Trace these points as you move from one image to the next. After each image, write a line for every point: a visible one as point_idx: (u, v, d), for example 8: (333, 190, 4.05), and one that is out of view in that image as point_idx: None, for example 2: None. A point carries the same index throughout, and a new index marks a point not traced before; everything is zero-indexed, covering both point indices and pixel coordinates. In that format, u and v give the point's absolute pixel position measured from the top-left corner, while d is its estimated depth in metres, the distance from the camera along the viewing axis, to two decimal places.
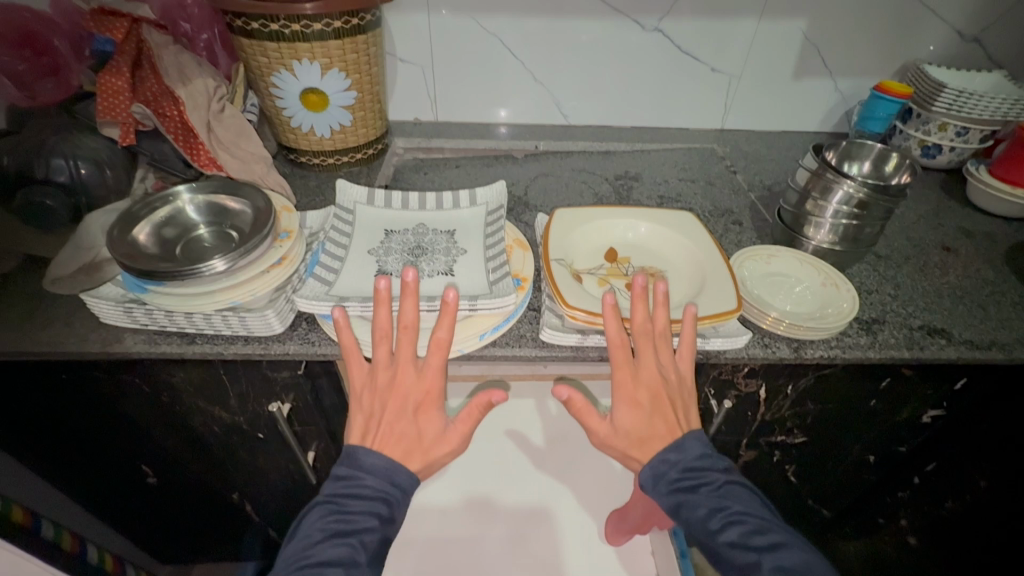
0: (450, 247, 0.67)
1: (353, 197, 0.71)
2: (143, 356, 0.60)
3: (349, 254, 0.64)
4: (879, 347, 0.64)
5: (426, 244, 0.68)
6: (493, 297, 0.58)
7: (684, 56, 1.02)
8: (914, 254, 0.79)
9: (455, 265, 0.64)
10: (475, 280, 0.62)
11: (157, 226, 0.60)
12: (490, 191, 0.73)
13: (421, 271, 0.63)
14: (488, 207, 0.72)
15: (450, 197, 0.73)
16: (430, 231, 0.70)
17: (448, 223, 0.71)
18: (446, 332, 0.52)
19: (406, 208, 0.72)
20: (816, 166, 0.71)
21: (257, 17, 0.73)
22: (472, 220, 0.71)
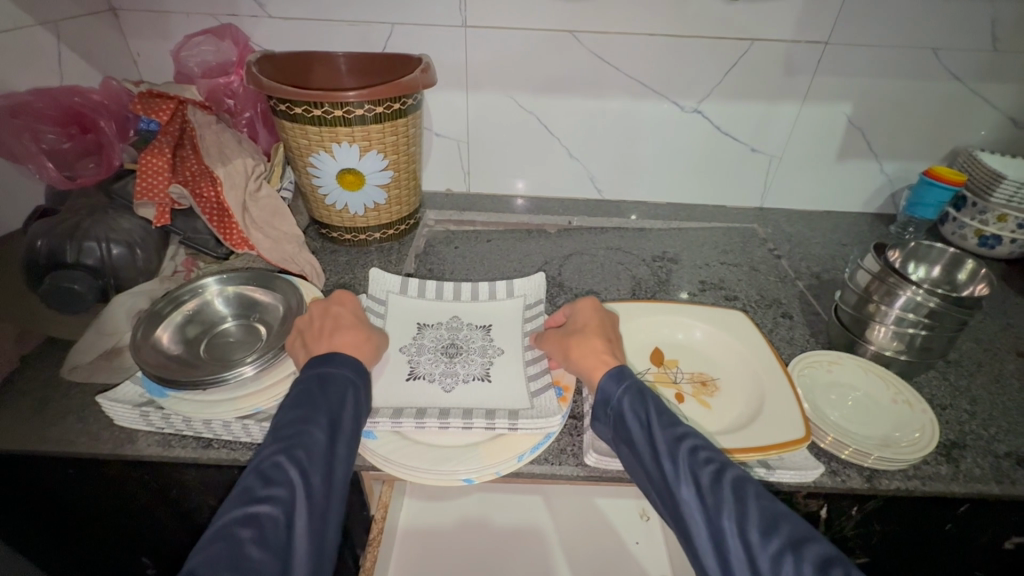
0: (485, 343, 0.64)
1: (386, 286, 0.69)
2: (156, 459, 0.56)
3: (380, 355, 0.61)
4: (963, 479, 0.57)
5: (461, 339, 0.65)
6: (532, 410, 0.55)
7: (723, 136, 1.00)
8: (987, 360, 0.73)
9: (491, 369, 0.61)
10: (515, 388, 0.58)
11: (182, 323, 0.57)
12: (529, 283, 0.70)
13: (457, 374, 0.60)
14: (526, 300, 0.69)
15: (485, 286, 0.71)
16: (464, 324, 0.67)
17: (484, 315, 0.68)
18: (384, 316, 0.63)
19: (440, 298, 0.70)
20: (879, 270, 0.66)
21: (300, 103, 0.73)
22: (509, 313, 0.68)
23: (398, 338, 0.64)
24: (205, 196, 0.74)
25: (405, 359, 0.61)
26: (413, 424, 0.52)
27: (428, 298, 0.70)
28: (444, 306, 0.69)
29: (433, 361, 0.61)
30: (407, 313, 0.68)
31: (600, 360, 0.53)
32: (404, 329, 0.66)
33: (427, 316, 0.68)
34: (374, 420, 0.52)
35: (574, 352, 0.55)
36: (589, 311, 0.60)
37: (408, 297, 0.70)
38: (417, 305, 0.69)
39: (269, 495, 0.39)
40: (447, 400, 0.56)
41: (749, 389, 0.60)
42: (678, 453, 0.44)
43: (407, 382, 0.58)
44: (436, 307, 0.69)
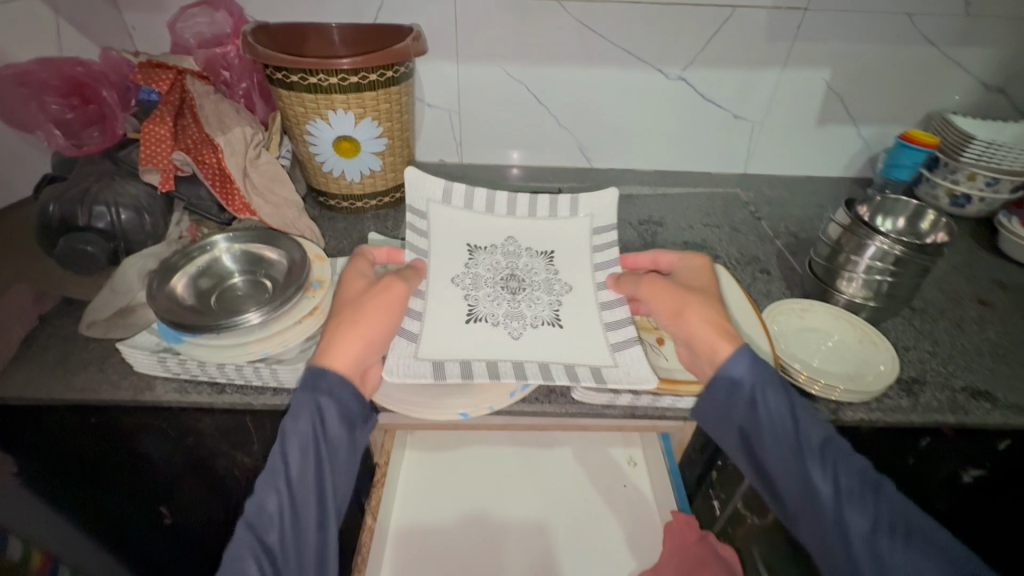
0: (549, 276, 0.69)
1: (426, 195, 0.73)
2: (173, 404, 0.60)
3: (431, 284, 0.66)
4: (921, 409, 0.62)
5: (526, 270, 0.69)
6: (617, 368, 0.60)
7: (707, 103, 1.03)
8: (950, 308, 0.78)
9: (559, 311, 0.65)
10: (591, 338, 0.63)
11: (194, 276, 0.61)
12: (596, 203, 0.74)
13: (524, 314, 0.65)
14: (592, 220, 0.74)
15: (548, 207, 0.74)
16: (524, 249, 0.71)
17: (546, 239, 0.72)
18: (409, 280, 0.60)
19: (493, 216, 0.73)
20: (849, 222, 0.70)
21: (296, 71, 0.76)
22: (574, 235, 0.73)
23: (452, 264, 0.68)
24: (207, 163, 0.77)
25: (462, 294, 0.66)
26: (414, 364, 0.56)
27: (484, 216, 0.73)
28: (505, 224, 0.73)
29: (493, 299, 0.66)
30: (456, 229, 0.71)
31: (712, 323, 0.57)
32: (458, 251, 0.70)
33: (483, 240, 0.71)
34: (442, 369, 0.58)
35: (688, 308, 0.59)
36: (696, 271, 0.65)
37: (450, 208, 0.73)
38: (474, 224, 0.73)
39: (260, 537, 0.46)
40: (518, 348, 0.61)
41: None
42: (826, 454, 0.49)
43: (466, 324, 0.63)
44: (482, 225, 0.73)
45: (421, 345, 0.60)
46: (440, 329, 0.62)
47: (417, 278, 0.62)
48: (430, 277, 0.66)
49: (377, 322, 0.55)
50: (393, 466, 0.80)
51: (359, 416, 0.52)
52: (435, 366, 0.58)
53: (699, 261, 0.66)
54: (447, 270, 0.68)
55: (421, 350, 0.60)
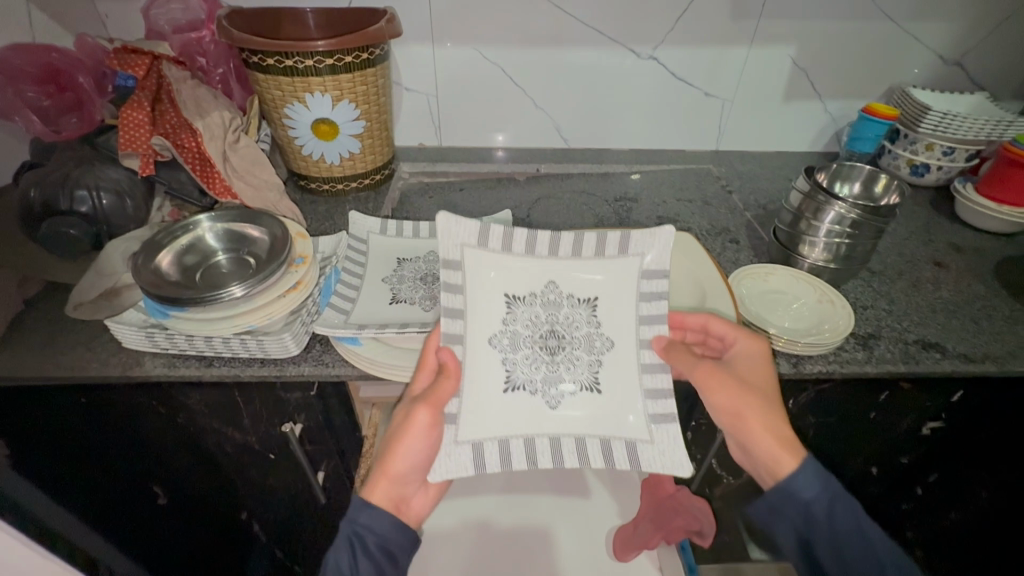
0: (590, 330, 0.60)
1: (461, 238, 0.59)
2: (162, 379, 0.62)
3: (467, 345, 0.58)
4: (875, 361, 0.66)
5: (565, 323, 0.60)
6: (653, 445, 0.57)
7: (678, 81, 1.06)
8: (908, 271, 0.82)
9: (599, 374, 0.59)
10: (629, 408, 0.58)
11: (178, 253, 0.63)
12: (650, 239, 0.60)
13: (563, 380, 0.59)
14: (644, 260, 0.61)
15: (593, 242, 0.61)
16: (564, 295, 0.61)
17: (591, 281, 0.61)
18: (445, 392, 0.55)
19: (532, 254, 0.60)
20: (808, 189, 0.74)
21: (272, 54, 0.77)
22: (619, 280, 0.61)
23: (488, 321, 0.59)
24: (186, 147, 0.78)
25: (499, 360, 0.58)
26: (394, 330, 0.59)
27: (519, 254, 0.60)
28: (540, 263, 0.61)
29: (531, 363, 0.59)
30: (490, 276, 0.59)
31: (773, 431, 0.53)
32: (493, 304, 0.59)
33: (518, 285, 0.60)
34: (482, 456, 0.55)
35: (747, 414, 0.55)
36: (755, 357, 0.58)
37: (488, 251, 0.60)
38: (505, 266, 0.60)
39: None
40: (554, 422, 0.57)
41: (692, 293, 0.69)
42: (885, 567, 0.49)
43: (504, 395, 0.58)
44: (520, 266, 0.60)
45: (351, 316, 0.62)
46: (486, 414, 0.57)
47: (450, 384, 0.55)
48: (467, 335, 0.58)
49: (405, 451, 0.53)
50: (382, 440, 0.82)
51: (399, 540, 0.53)
52: (473, 448, 0.55)
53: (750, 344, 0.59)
54: (484, 329, 0.59)
55: (351, 318, 0.62)
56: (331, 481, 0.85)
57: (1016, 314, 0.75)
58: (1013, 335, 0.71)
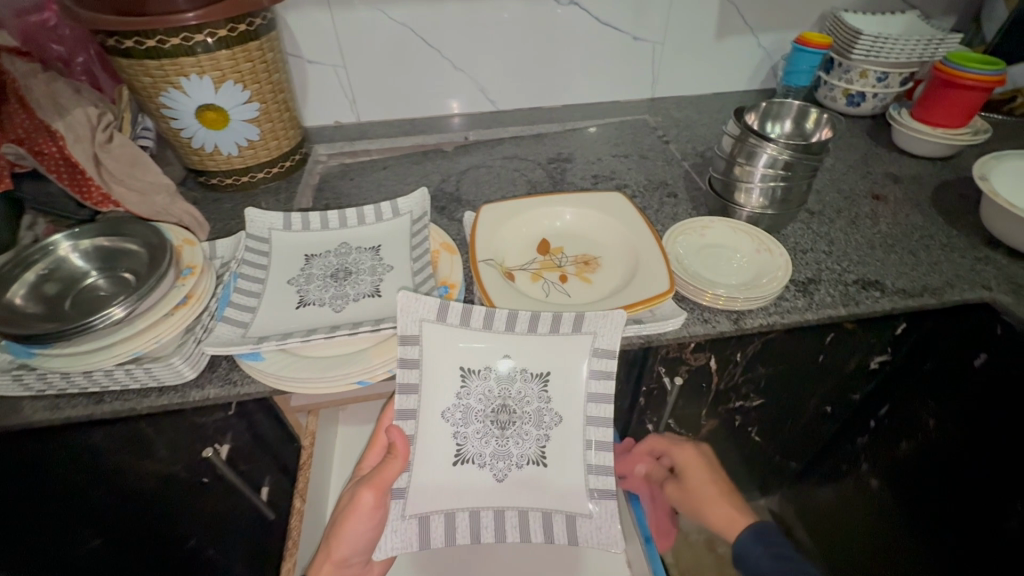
0: (542, 406, 0.58)
1: (419, 314, 0.55)
2: (47, 423, 0.56)
3: (421, 420, 0.56)
4: (815, 307, 0.64)
5: (518, 399, 0.58)
6: (591, 519, 0.54)
7: (604, 27, 0.98)
8: (845, 207, 0.80)
9: (547, 448, 0.57)
10: (572, 486, 0.55)
11: (37, 282, 0.55)
12: (603, 319, 0.56)
13: (511, 453, 0.57)
14: (597, 339, 0.57)
15: (549, 317, 0.57)
16: (518, 369, 0.58)
17: (543, 353, 0.58)
18: (390, 474, 0.54)
19: (489, 330, 0.57)
20: (738, 133, 0.70)
21: (129, 35, 0.67)
22: (567, 358, 0.57)
23: (443, 393, 0.57)
24: (47, 154, 0.67)
25: (450, 432, 0.57)
26: (298, 340, 0.53)
27: (476, 329, 0.57)
28: (495, 337, 0.58)
29: (482, 437, 0.57)
30: (446, 350, 0.57)
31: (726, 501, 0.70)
32: (447, 379, 0.57)
33: (473, 358, 0.58)
34: (428, 532, 0.54)
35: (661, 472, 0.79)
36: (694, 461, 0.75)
37: (446, 326, 0.57)
38: (457, 344, 0.57)
39: None
40: (500, 494, 0.55)
41: (624, 258, 0.65)
42: None
43: (453, 467, 0.56)
44: (472, 344, 0.57)
45: (251, 328, 0.57)
46: (437, 485, 0.55)
47: (397, 465, 0.55)
48: (420, 411, 0.56)
49: (353, 534, 0.56)
50: (324, 445, 0.77)
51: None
52: (421, 525, 0.54)
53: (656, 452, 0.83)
54: (437, 401, 0.57)
55: (251, 331, 0.56)
56: (277, 494, 0.80)
57: (953, 241, 0.74)
58: (950, 264, 0.70)
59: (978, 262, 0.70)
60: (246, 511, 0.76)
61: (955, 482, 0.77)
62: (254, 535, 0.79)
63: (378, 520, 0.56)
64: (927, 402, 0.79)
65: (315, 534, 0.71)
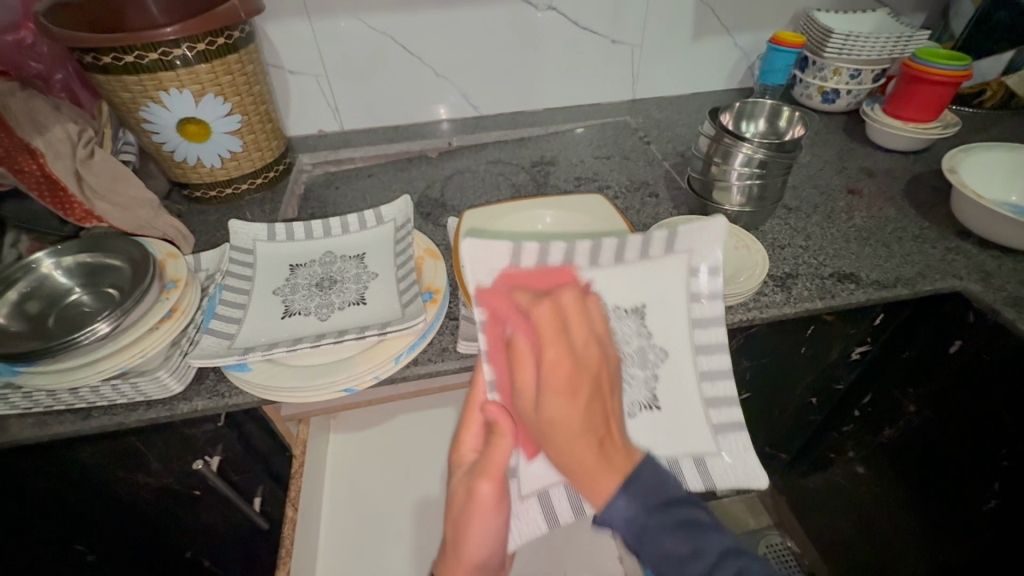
0: (643, 342, 0.56)
1: (487, 265, 0.50)
2: (35, 440, 0.56)
3: None
4: (793, 301, 0.65)
5: (620, 340, 0.54)
6: (719, 454, 0.57)
7: (582, 31, 1.00)
8: (822, 202, 0.82)
9: (657, 391, 0.56)
10: (697, 429, 0.57)
11: (19, 301, 0.56)
12: (702, 234, 0.54)
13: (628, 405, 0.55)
14: (694, 255, 0.55)
15: (639, 242, 0.54)
16: (612, 307, 0.54)
17: (638, 286, 0.55)
18: (503, 456, 0.47)
19: (574, 267, 0.52)
20: (715, 133, 0.71)
21: (107, 51, 0.67)
22: (667, 281, 0.56)
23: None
24: (27, 171, 0.67)
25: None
26: (284, 350, 0.54)
27: (556, 268, 0.51)
28: (585, 280, 0.53)
29: None
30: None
31: (593, 437, 0.38)
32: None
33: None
34: (552, 509, 0.51)
35: (568, 467, 0.37)
36: (586, 356, 0.41)
37: (522, 270, 0.50)
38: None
39: None
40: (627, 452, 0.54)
41: None
42: None
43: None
44: (570, 282, 0.52)
45: (237, 339, 0.57)
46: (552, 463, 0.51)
47: (506, 443, 0.47)
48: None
49: (484, 538, 0.47)
50: (316, 454, 0.78)
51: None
52: (541, 502, 0.51)
53: (633, 459, 0.38)
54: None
55: (236, 342, 0.57)
56: (271, 503, 0.80)
57: (924, 233, 0.76)
58: (922, 255, 0.72)
59: (949, 252, 0.72)
60: (240, 523, 0.76)
61: (934, 468, 0.79)
62: (249, 547, 0.79)
63: (504, 512, 0.48)
64: (905, 390, 0.80)
65: (310, 542, 0.71)
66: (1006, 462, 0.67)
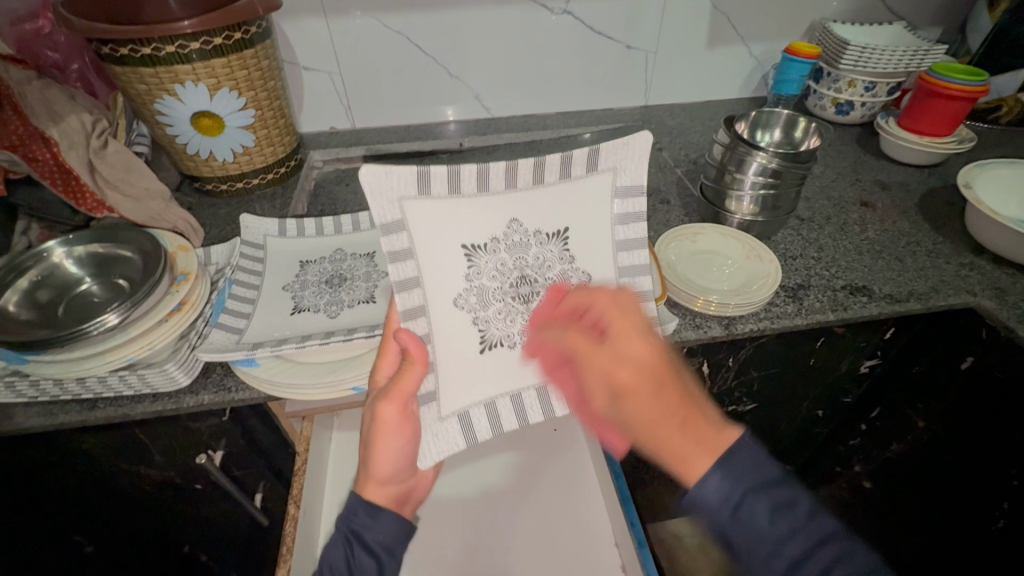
0: (565, 267, 0.53)
1: (394, 190, 0.49)
2: (41, 429, 0.55)
3: (431, 317, 0.51)
4: (805, 313, 0.65)
5: (538, 264, 0.52)
6: None
7: (597, 36, 1.00)
8: (835, 214, 0.82)
9: None
10: None
11: (30, 290, 0.56)
12: (624, 152, 0.54)
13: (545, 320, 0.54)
14: (619, 175, 0.54)
15: (558, 163, 0.53)
16: (530, 233, 0.52)
17: (560, 209, 0.53)
18: (411, 385, 0.51)
19: (487, 190, 0.51)
20: (729, 141, 0.71)
21: (124, 43, 0.67)
22: (588, 203, 0.54)
23: (446, 281, 0.51)
24: (42, 160, 0.66)
25: (470, 321, 0.52)
26: (293, 346, 0.54)
27: (467, 194, 0.51)
28: (496, 197, 0.52)
29: (505, 318, 0.53)
30: (436, 224, 0.50)
31: (677, 413, 0.41)
32: (450, 258, 0.51)
33: (473, 231, 0.51)
34: (472, 429, 0.53)
35: (659, 452, 0.40)
36: (642, 349, 0.44)
37: (432, 198, 0.50)
38: (444, 215, 0.50)
39: None
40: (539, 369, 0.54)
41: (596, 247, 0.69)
42: None
43: (482, 356, 0.53)
44: (476, 206, 0.51)
45: (246, 334, 0.58)
46: (464, 384, 0.52)
47: (417, 372, 0.50)
48: (428, 305, 0.51)
49: (389, 454, 0.54)
50: (320, 451, 0.78)
51: (401, 533, 0.56)
52: (462, 424, 0.53)
53: (725, 441, 0.40)
54: (446, 290, 0.51)
55: (245, 337, 0.57)
56: (269, 501, 0.80)
57: (938, 248, 0.75)
58: (936, 270, 0.72)
59: (963, 268, 0.72)
60: (239, 519, 0.75)
61: (940, 482, 0.78)
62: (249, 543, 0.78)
63: (410, 431, 0.53)
64: (915, 405, 0.79)
65: (310, 541, 0.71)
66: (1017, 481, 0.66)
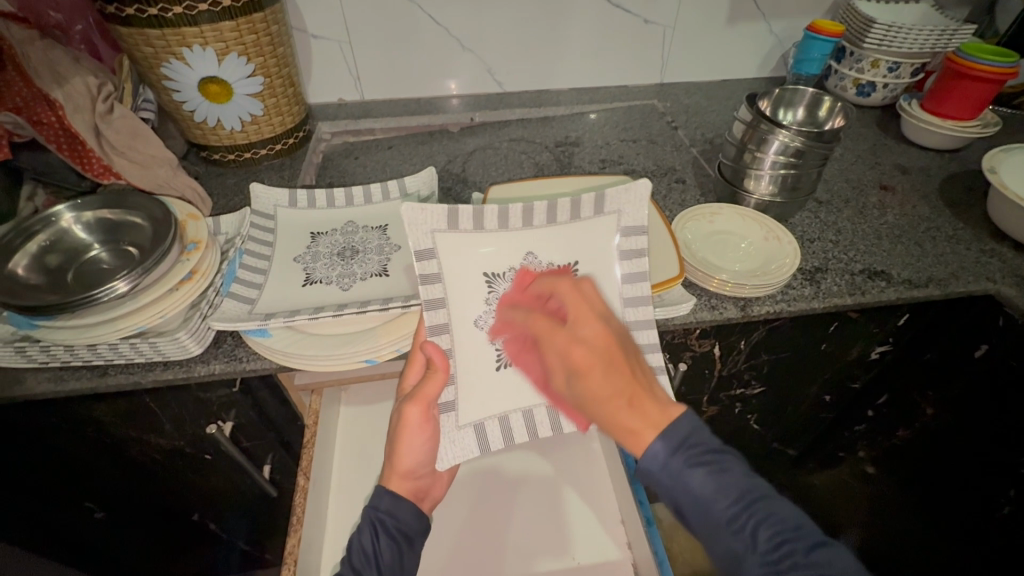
0: None
1: (428, 226, 0.53)
2: (51, 396, 0.55)
3: (454, 334, 0.53)
4: (822, 296, 0.64)
5: None
6: None
7: (615, 9, 0.97)
8: (854, 197, 0.80)
9: None
10: None
11: (38, 255, 0.55)
12: (626, 193, 0.57)
13: None
14: (622, 216, 0.57)
15: (568, 207, 0.56)
16: (544, 264, 0.55)
17: (566, 246, 0.56)
18: (434, 390, 0.53)
19: (505, 228, 0.55)
20: (751, 119, 0.69)
21: (131, 2, 0.64)
22: (597, 238, 0.56)
23: (467, 304, 0.54)
24: (47, 124, 0.65)
25: (488, 339, 0.54)
26: (306, 317, 0.53)
27: (490, 231, 0.55)
28: (516, 236, 0.56)
29: None
30: (462, 254, 0.54)
31: (623, 395, 0.42)
32: (470, 283, 0.54)
33: (495, 261, 0.55)
34: (486, 437, 0.53)
35: (612, 427, 0.43)
36: (598, 331, 0.46)
37: (459, 232, 0.54)
38: (467, 248, 0.54)
39: None
40: None
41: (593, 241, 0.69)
42: None
43: (499, 373, 0.54)
44: (498, 242, 0.55)
45: (258, 304, 0.57)
46: (482, 395, 0.53)
47: (439, 380, 0.52)
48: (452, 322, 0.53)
49: (410, 450, 0.56)
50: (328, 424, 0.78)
51: (418, 525, 0.56)
52: (477, 432, 0.53)
53: (670, 416, 0.42)
54: (467, 311, 0.54)
55: (258, 307, 0.56)
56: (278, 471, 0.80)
57: (959, 234, 0.74)
58: (956, 256, 0.70)
59: (983, 255, 0.71)
60: (248, 489, 0.75)
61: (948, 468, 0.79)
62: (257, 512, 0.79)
63: (430, 431, 0.56)
64: (925, 392, 0.79)
65: (320, 512, 0.71)
66: None
